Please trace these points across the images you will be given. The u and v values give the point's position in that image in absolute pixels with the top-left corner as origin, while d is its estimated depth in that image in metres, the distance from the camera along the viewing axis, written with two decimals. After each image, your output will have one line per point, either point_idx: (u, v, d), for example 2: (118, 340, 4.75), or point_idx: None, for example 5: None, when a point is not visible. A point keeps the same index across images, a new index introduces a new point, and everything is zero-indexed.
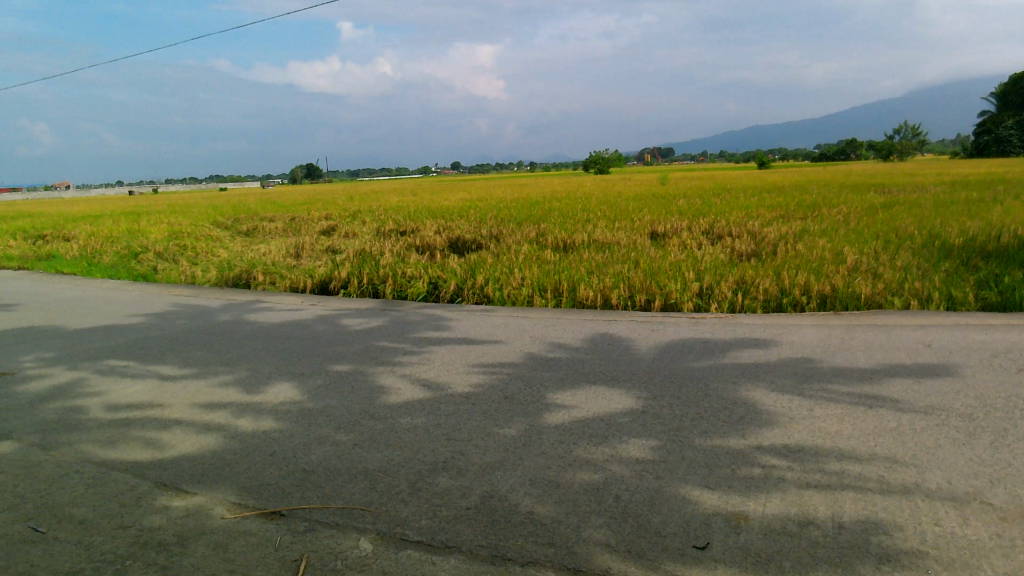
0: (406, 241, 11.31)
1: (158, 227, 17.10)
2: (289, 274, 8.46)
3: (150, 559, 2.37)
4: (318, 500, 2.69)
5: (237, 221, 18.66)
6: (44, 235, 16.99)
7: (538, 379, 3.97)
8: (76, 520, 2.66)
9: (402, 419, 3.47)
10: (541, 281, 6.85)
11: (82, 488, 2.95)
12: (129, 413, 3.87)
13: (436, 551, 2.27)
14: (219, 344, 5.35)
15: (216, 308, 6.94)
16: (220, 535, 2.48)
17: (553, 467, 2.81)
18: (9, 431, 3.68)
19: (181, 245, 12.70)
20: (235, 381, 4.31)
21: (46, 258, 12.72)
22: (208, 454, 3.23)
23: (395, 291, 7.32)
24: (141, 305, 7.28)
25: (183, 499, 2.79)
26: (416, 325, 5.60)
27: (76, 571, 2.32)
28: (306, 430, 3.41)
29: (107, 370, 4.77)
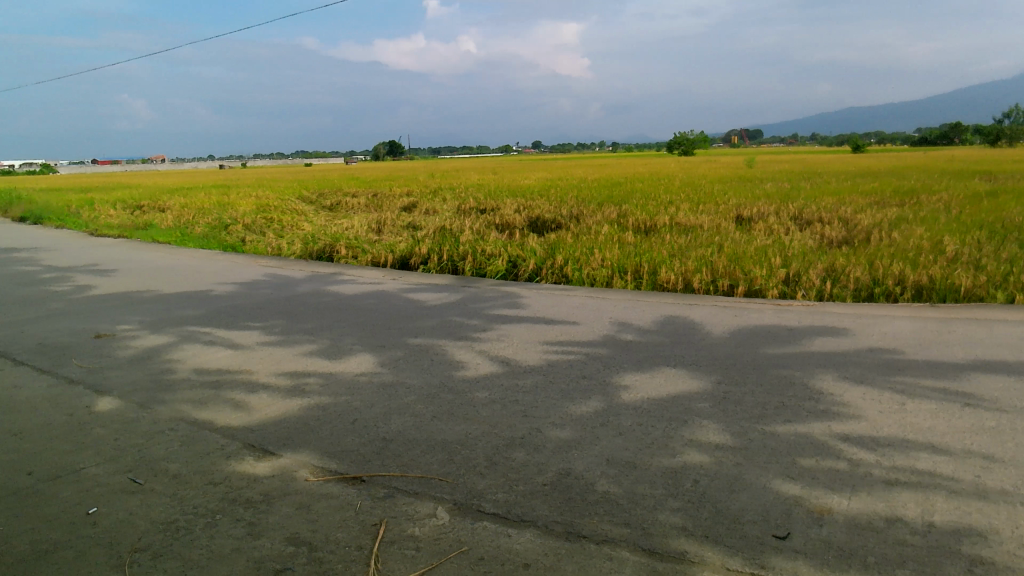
0: (486, 219, 11.40)
1: (246, 200, 17.78)
2: (370, 249, 8.65)
3: (238, 515, 2.48)
4: (397, 468, 2.75)
5: (321, 196, 19.19)
6: (141, 206, 17.87)
7: (615, 360, 3.95)
8: (170, 474, 2.81)
9: (479, 394, 3.51)
10: (621, 262, 6.79)
11: (176, 445, 3.11)
12: (219, 377, 4.05)
13: (512, 524, 2.29)
14: (303, 314, 5.53)
15: (301, 279, 7.16)
16: (304, 496, 2.58)
17: (630, 448, 2.80)
18: (110, 389, 3.90)
19: (267, 218, 13.17)
20: (318, 350, 4.45)
21: (143, 227, 13.41)
22: (293, 419, 3.34)
23: (474, 268, 7.39)
24: (229, 274, 7.59)
25: (269, 461, 2.90)
26: (495, 302, 5.64)
27: (169, 523, 2.45)
28: (386, 401, 3.49)
29: (198, 335, 5.00)
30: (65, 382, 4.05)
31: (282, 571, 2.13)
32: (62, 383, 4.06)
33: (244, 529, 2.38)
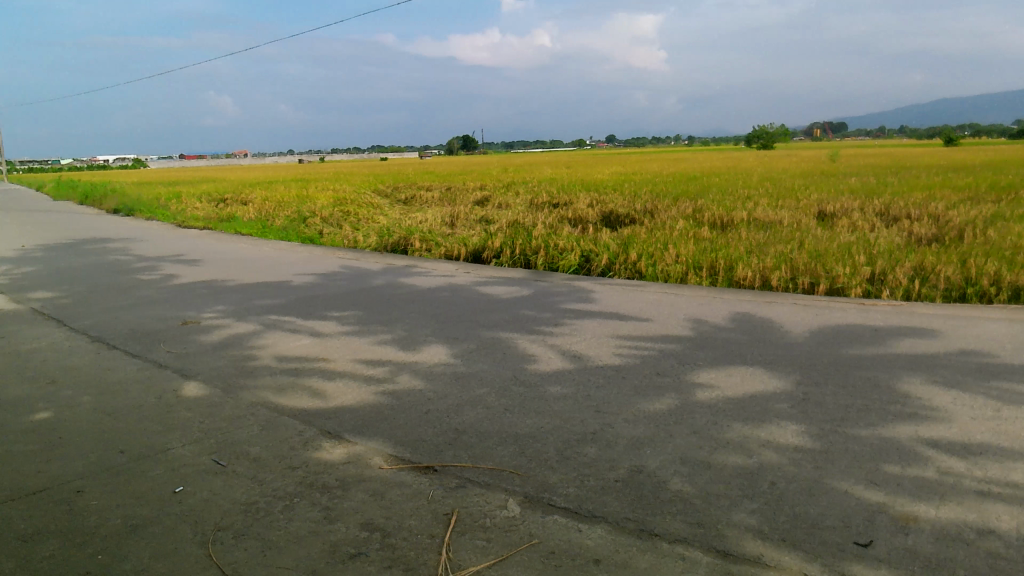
0: (559, 213, 11.38)
1: (324, 194, 18.26)
2: (444, 242, 8.76)
3: (315, 499, 2.55)
4: (469, 459, 2.78)
5: (396, 190, 19.55)
6: (225, 199, 18.56)
7: (689, 357, 3.89)
8: (252, 457, 2.92)
9: (551, 388, 3.51)
10: (696, 258, 6.66)
11: (257, 429, 3.22)
12: (298, 364, 4.18)
13: (583, 519, 2.29)
14: (378, 305, 5.64)
15: (377, 271, 7.31)
16: (378, 483, 2.64)
17: (704, 447, 2.75)
18: (195, 374, 4.08)
19: (344, 211, 13.49)
20: (392, 341, 4.54)
21: (227, 219, 13.94)
22: (368, 407, 3.42)
23: (546, 263, 7.40)
24: (308, 266, 7.81)
25: (345, 447, 2.98)
26: (567, 297, 5.63)
27: (249, 504, 2.55)
28: (459, 392, 3.54)
29: (278, 324, 5.17)
30: (155, 366, 4.25)
31: (356, 556, 2.19)
32: (152, 367, 4.26)
33: (321, 513, 2.45)
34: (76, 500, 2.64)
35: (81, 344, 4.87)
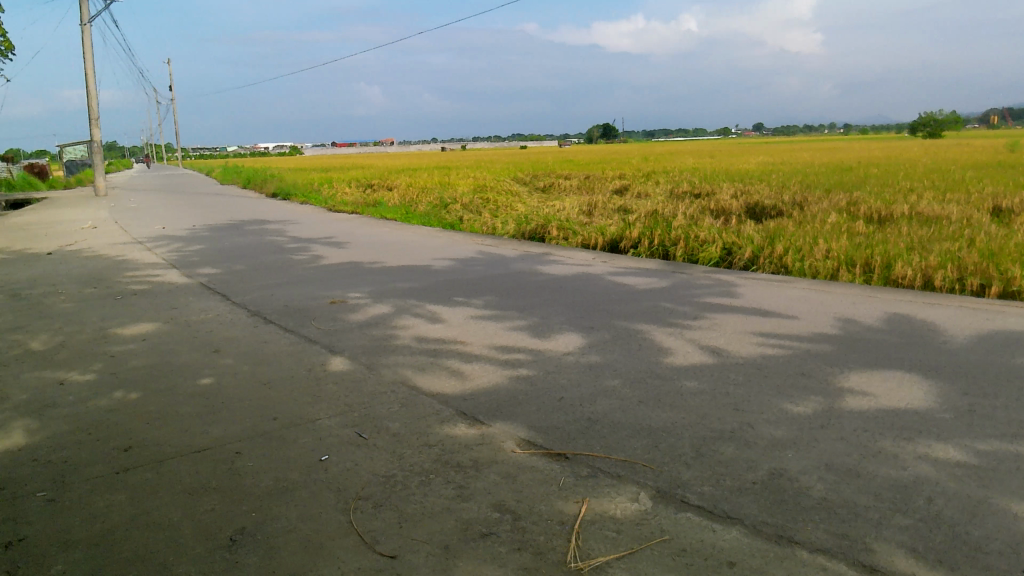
0: (701, 203, 11.06)
1: (466, 181, 18.73)
2: (581, 231, 8.76)
3: (450, 477, 2.64)
4: (602, 449, 2.78)
5: (535, 178, 19.71)
6: (373, 185, 19.47)
7: (838, 358, 3.67)
8: (391, 432, 3.06)
9: (687, 383, 3.43)
10: (849, 254, 6.28)
11: (397, 405, 3.37)
12: (437, 346, 4.32)
13: (717, 519, 2.23)
14: (515, 291, 5.73)
15: (514, 258, 7.42)
16: (510, 466, 2.69)
17: (852, 455, 2.59)
18: (342, 350, 4.32)
19: (484, 198, 13.77)
20: (528, 327, 4.59)
21: (374, 204, 14.60)
22: (503, 390, 3.49)
23: (685, 254, 7.22)
24: (448, 251, 8.04)
25: (479, 429, 3.06)
26: (707, 290, 5.48)
27: (388, 476, 2.67)
28: (593, 381, 3.53)
29: (418, 306, 5.37)
30: (306, 341, 4.54)
31: (487, 535, 2.24)
32: (303, 341, 4.55)
33: (455, 491, 2.53)
34: (235, 460, 2.87)
35: (242, 317, 5.28)
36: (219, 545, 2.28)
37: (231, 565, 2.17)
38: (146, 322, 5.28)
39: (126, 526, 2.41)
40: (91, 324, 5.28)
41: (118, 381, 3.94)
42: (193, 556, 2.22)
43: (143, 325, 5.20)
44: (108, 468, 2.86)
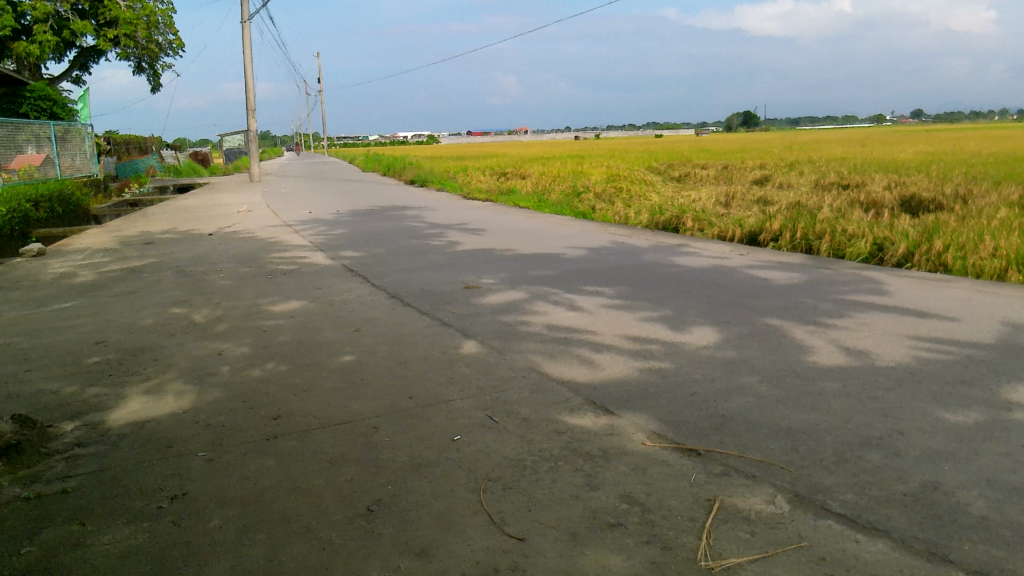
0: (850, 195, 10.43)
1: (599, 170, 18.61)
2: (718, 222, 8.49)
3: (578, 465, 2.64)
4: (736, 447, 2.70)
5: (670, 168, 19.30)
6: (507, 173, 19.74)
7: (1005, 367, 3.37)
8: (522, 417, 3.10)
9: (831, 384, 3.26)
10: (1020, 252, 5.72)
11: (528, 391, 3.41)
12: (567, 334, 4.34)
13: (861, 530, 2.11)
14: (647, 282, 5.64)
15: (647, 248, 7.31)
16: (640, 459, 2.66)
17: (1019, 472, 2.38)
18: (474, 334, 4.42)
19: (618, 187, 13.63)
20: (660, 319, 4.52)
21: (508, 192, 14.82)
22: (634, 382, 3.45)
23: (831, 249, 6.85)
24: (580, 240, 8.04)
25: (609, 419, 3.04)
26: (854, 287, 5.17)
27: (518, 460, 2.71)
28: (728, 377, 3.43)
29: (550, 294, 5.40)
30: (441, 324, 4.69)
31: (615, 526, 2.23)
32: (438, 324, 4.70)
33: (584, 479, 2.54)
34: (373, 434, 3.02)
35: (381, 299, 5.51)
36: (357, 514, 2.40)
37: (367, 534, 2.28)
38: (295, 300, 5.63)
39: (274, 489, 2.59)
40: (246, 300, 5.69)
41: (269, 354, 4.23)
42: (334, 523, 2.35)
43: (292, 303, 5.54)
44: (260, 435, 3.08)
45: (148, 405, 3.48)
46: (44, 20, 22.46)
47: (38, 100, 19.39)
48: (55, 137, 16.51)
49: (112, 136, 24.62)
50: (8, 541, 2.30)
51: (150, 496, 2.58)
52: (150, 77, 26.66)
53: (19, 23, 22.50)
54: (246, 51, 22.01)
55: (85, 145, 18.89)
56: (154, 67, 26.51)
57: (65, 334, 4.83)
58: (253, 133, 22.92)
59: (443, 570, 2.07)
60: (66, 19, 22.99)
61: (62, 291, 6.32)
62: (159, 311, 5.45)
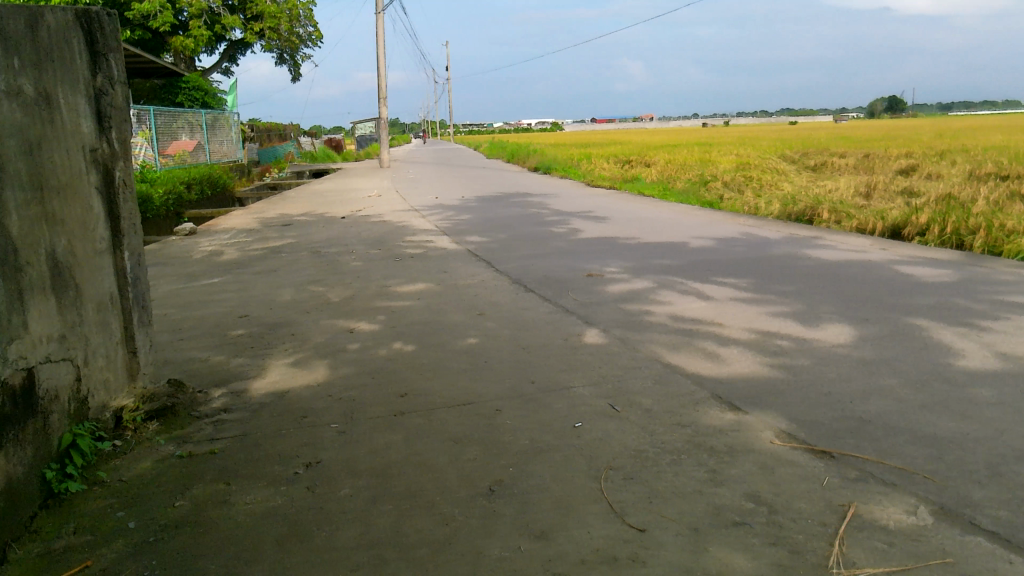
0: (1009, 187, 9.57)
1: (727, 158, 18.02)
2: (857, 214, 8.03)
3: (702, 460, 2.59)
4: (873, 452, 2.56)
5: (805, 156, 18.38)
6: (631, 161, 19.48)
7: None
8: (644, 408, 3.07)
9: (983, 391, 3.02)
10: None
11: (650, 381, 3.37)
12: (692, 325, 4.25)
13: (1015, 550, 1.96)
14: (778, 275, 5.42)
15: (778, 240, 7.01)
16: (768, 458, 2.57)
17: None
18: (596, 322, 4.41)
19: (747, 175, 13.14)
20: (791, 314, 4.34)
21: (632, 180, 14.63)
22: (762, 378, 3.34)
23: (986, 245, 6.33)
24: (707, 230, 7.83)
25: (735, 415, 2.96)
26: (1013, 287, 4.75)
27: (639, 451, 2.69)
28: (865, 378, 3.25)
29: (674, 284, 5.30)
30: (563, 311, 4.71)
31: (739, 524, 2.18)
32: (560, 311, 4.72)
33: (707, 475, 2.49)
34: (495, 416, 3.08)
35: (504, 284, 5.59)
36: (479, 493, 2.46)
37: (489, 513, 2.33)
38: (421, 282, 5.81)
39: (400, 464, 2.70)
40: (376, 281, 5.93)
41: (397, 334, 4.39)
42: (456, 499, 2.42)
43: (418, 285, 5.72)
44: (387, 411, 3.21)
45: (286, 376, 3.70)
46: (198, 16, 24.14)
47: (193, 91, 20.93)
48: (206, 125, 17.77)
49: (256, 123, 26.22)
50: (164, 493, 2.52)
51: (288, 461, 2.75)
52: (291, 67, 28.15)
53: (177, 19, 24.31)
54: (378, 41, 22.79)
55: (232, 132, 20.23)
56: (294, 58, 27.98)
57: (214, 308, 5.22)
58: (384, 120, 23.76)
59: (562, 554, 2.10)
60: (218, 14, 24.61)
61: (211, 268, 6.82)
62: (296, 289, 5.77)
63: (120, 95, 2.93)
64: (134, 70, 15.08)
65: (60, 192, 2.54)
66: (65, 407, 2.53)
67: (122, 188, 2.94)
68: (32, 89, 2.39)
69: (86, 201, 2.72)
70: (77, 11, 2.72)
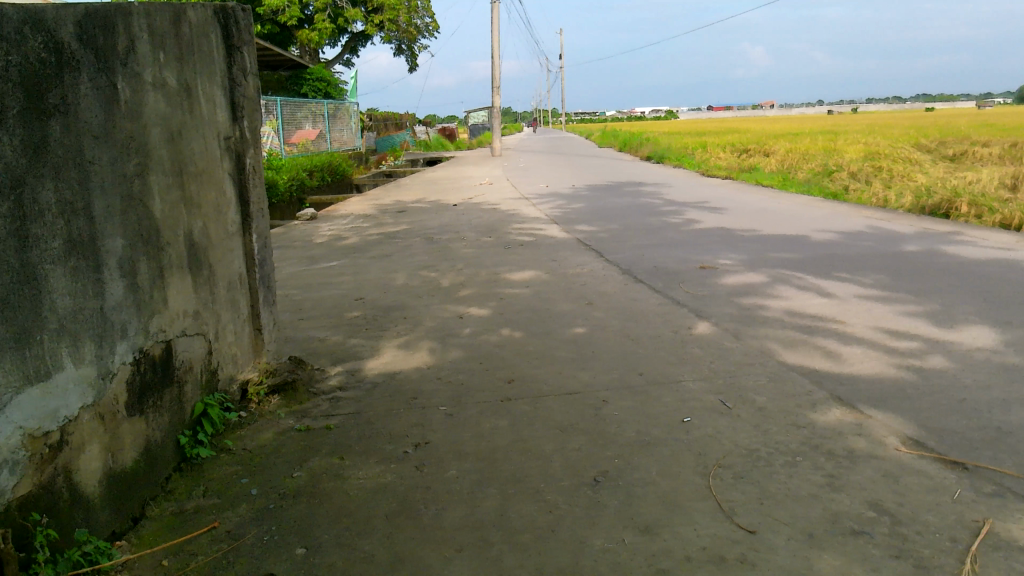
0: None
1: (854, 147, 17.06)
2: (1001, 208, 7.42)
3: (819, 463, 2.47)
4: (1014, 467, 2.37)
5: (942, 145, 17.14)
6: (749, 150, 18.81)
7: None
8: (757, 406, 2.96)
9: None
10: None
11: (765, 379, 3.25)
12: (812, 322, 4.06)
13: None
14: (909, 272, 5.09)
15: (910, 235, 6.58)
16: (892, 465, 2.43)
17: None
18: (709, 315, 4.29)
19: (876, 165, 12.41)
20: (923, 314, 4.07)
21: (749, 170, 14.12)
22: (888, 381, 3.15)
23: None
24: (830, 222, 7.45)
25: (857, 418, 2.81)
26: None
27: (751, 450, 2.61)
28: (1007, 386, 3.00)
29: (793, 278, 5.07)
30: (674, 303, 4.61)
31: (859, 533, 2.07)
32: (671, 303, 4.62)
33: (824, 479, 2.37)
34: (601, 407, 3.06)
35: (613, 274, 5.53)
36: (584, 483, 2.45)
37: (593, 503, 2.32)
38: (530, 271, 5.83)
39: (506, 449, 2.73)
40: (486, 268, 6.00)
41: (505, 321, 4.44)
42: (561, 488, 2.43)
43: (528, 273, 5.75)
44: (494, 396, 3.25)
45: (398, 358, 3.82)
46: (323, 10, 25.15)
47: (316, 82, 21.86)
48: (328, 114, 18.51)
49: (374, 113, 27.08)
50: (284, 464, 2.66)
51: (398, 440, 2.84)
52: (409, 58, 28.87)
53: (304, 13, 25.40)
54: (493, 31, 23.04)
55: (351, 121, 20.98)
56: (412, 49, 28.69)
57: (332, 290, 5.44)
58: (497, 109, 24.00)
59: (667, 550, 2.06)
60: (341, 7, 25.54)
61: (330, 251, 7.11)
62: (409, 274, 5.93)
63: (252, 86, 3.10)
64: (264, 63, 15.89)
65: (198, 177, 2.71)
66: (197, 378, 2.70)
67: (252, 174, 3.11)
68: (175, 81, 2.56)
69: (220, 186, 2.90)
70: (215, 7, 2.88)
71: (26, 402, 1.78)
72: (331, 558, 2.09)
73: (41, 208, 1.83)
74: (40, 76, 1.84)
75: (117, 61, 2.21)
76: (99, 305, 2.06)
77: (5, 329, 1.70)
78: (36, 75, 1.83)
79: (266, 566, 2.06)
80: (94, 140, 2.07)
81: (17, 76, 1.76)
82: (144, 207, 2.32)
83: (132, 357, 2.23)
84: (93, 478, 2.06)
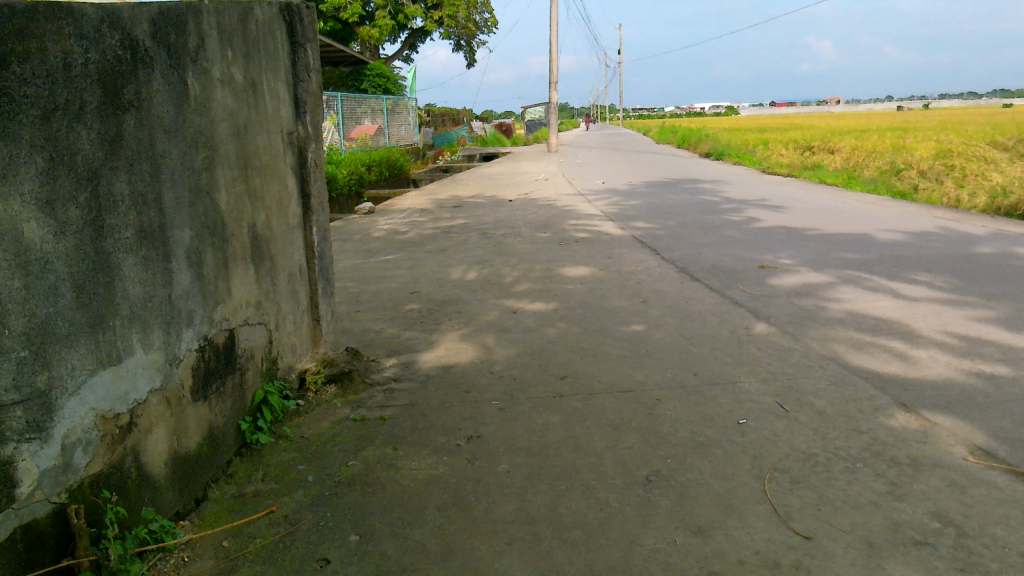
0: None
1: (925, 145, 16.45)
2: None
3: (881, 471, 2.40)
4: None
5: (1020, 142, 16.37)
6: (814, 147, 18.36)
7: None
8: (816, 409, 2.89)
9: None
10: None
11: (825, 382, 3.16)
12: (876, 324, 3.94)
13: None
14: (983, 275, 4.90)
15: (983, 236, 6.33)
16: (960, 475, 2.34)
17: None
18: (768, 316, 4.21)
19: (949, 163, 11.97)
20: (996, 319, 3.90)
21: (813, 168, 13.79)
22: (958, 387, 3.03)
23: None
24: (898, 222, 7.22)
25: (922, 425, 2.71)
26: None
27: (809, 454, 2.54)
28: None
29: (857, 279, 4.93)
30: (731, 302, 4.54)
31: (922, 544, 2.01)
32: (728, 302, 4.54)
33: (886, 487, 2.30)
34: (654, 405, 3.04)
35: (670, 272, 5.47)
36: (635, 481, 2.44)
37: (645, 502, 2.31)
38: (585, 267, 5.81)
39: (558, 445, 2.73)
40: (540, 264, 6.00)
41: (559, 316, 4.44)
42: (613, 486, 2.41)
43: (582, 269, 5.73)
44: (547, 391, 3.26)
45: (452, 351, 3.85)
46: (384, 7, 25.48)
47: (376, 79, 22.20)
48: (387, 110, 18.78)
49: (433, 108, 27.29)
50: (339, 452, 2.71)
51: (451, 433, 2.86)
52: (467, 53, 29.04)
53: (365, 11, 25.79)
54: (552, 26, 22.99)
55: (410, 117, 21.22)
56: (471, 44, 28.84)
57: (389, 283, 5.52)
58: (555, 105, 23.98)
59: (719, 552, 2.03)
60: (402, 3, 25.83)
61: (387, 245, 7.22)
62: (465, 268, 5.98)
63: (315, 82, 3.17)
64: (326, 59, 16.19)
65: (263, 171, 2.79)
66: (259, 366, 2.78)
67: (313, 169, 3.17)
68: (242, 77, 2.64)
69: (283, 179, 2.97)
70: (281, 5, 2.96)
71: (99, 385, 1.86)
72: (382, 546, 2.13)
73: (116, 199, 1.91)
74: (116, 73, 1.92)
75: (188, 59, 2.28)
76: (168, 294, 2.14)
77: (81, 314, 1.78)
78: (112, 72, 1.91)
79: (321, 551, 2.11)
80: (165, 134, 2.14)
81: (95, 73, 1.84)
82: (211, 199, 2.39)
83: (197, 344, 2.31)
84: (160, 460, 2.14)
